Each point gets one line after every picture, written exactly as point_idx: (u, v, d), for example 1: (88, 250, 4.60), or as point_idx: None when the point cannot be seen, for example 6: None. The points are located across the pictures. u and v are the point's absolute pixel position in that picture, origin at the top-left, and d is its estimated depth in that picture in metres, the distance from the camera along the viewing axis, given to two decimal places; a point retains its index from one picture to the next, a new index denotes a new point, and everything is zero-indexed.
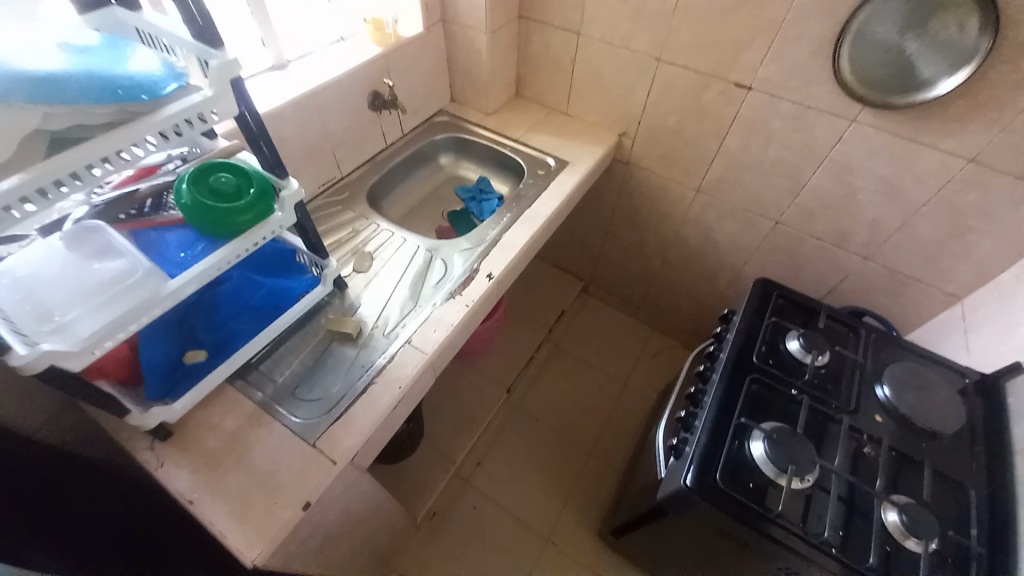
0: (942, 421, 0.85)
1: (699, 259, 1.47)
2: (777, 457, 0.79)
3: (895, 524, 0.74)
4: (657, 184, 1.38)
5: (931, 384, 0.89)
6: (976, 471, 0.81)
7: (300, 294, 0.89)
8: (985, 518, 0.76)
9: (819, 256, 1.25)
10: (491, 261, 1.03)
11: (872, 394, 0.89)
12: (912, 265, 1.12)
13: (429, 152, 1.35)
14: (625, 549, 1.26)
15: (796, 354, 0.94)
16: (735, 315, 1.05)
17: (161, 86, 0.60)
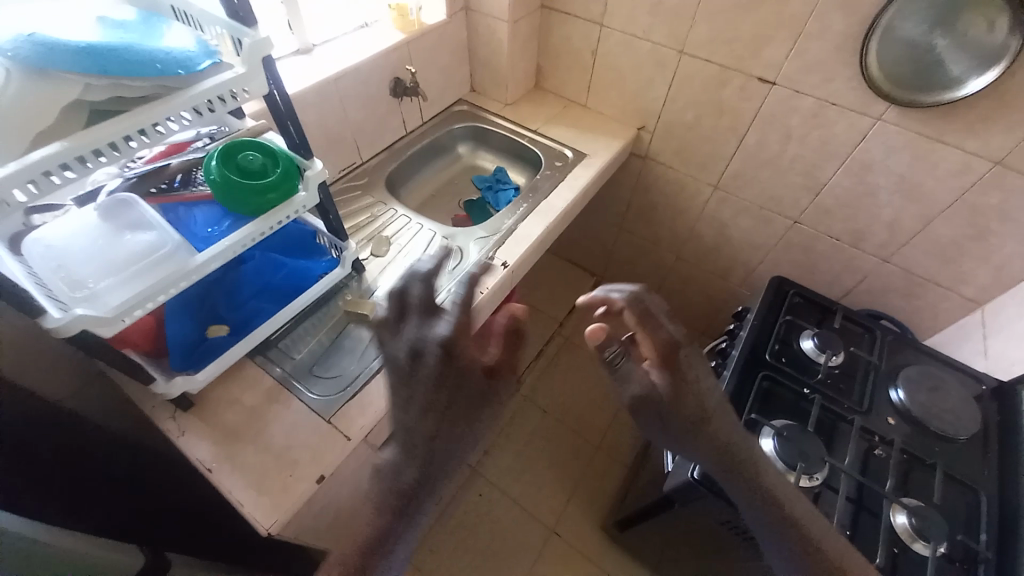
0: (955, 426, 0.84)
1: (713, 257, 1.47)
2: (786, 455, 0.79)
3: (904, 526, 0.74)
4: (674, 179, 1.38)
5: (947, 388, 0.88)
6: (989, 476, 0.80)
7: (318, 276, 0.91)
8: (996, 524, 0.75)
9: (836, 257, 1.24)
10: (506, 250, 1.04)
11: (885, 396, 0.89)
12: (931, 268, 1.11)
13: (447, 141, 1.36)
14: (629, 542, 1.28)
15: (809, 353, 0.93)
16: (749, 312, 1.04)
17: (195, 62, 0.62)
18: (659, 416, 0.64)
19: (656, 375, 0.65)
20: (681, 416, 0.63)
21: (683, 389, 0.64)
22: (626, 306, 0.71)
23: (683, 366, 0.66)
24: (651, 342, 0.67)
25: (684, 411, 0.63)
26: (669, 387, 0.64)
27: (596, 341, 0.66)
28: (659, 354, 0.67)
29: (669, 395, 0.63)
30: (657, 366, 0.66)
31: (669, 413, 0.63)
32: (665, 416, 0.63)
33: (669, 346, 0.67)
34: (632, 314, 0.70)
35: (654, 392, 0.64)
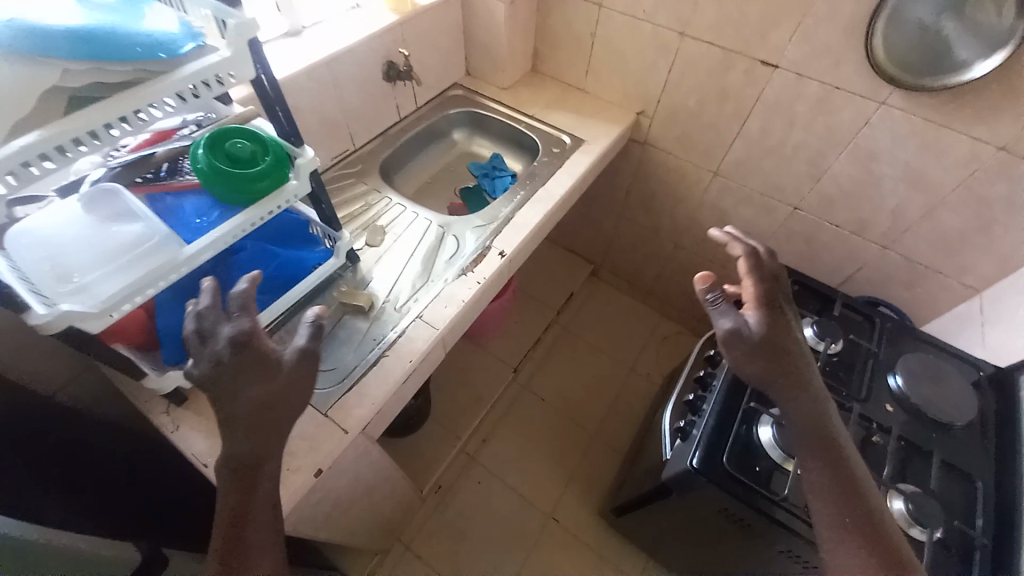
0: (952, 413, 0.84)
1: (712, 245, 1.45)
2: (785, 443, 0.80)
3: (901, 512, 0.74)
4: (674, 166, 1.35)
5: (946, 376, 0.88)
6: (985, 463, 0.81)
7: (312, 266, 0.89)
8: (991, 510, 0.76)
9: (837, 245, 1.22)
10: (504, 239, 1.02)
11: (884, 383, 0.89)
12: (932, 256, 1.10)
13: (443, 127, 1.33)
14: (626, 528, 1.29)
15: (809, 341, 0.93)
16: None
17: (178, 45, 0.59)
18: (750, 352, 0.72)
19: (754, 315, 0.74)
20: (767, 353, 0.71)
21: (773, 331, 0.73)
22: (742, 257, 0.80)
23: (779, 313, 0.75)
24: (753, 289, 0.77)
25: (771, 347, 0.72)
26: (762, 327, 0.73)
27: (700, 284, 0.77)
28: (758, 299, 0.76)
29: (761, 334, 0.72)
30: (756, 308, 0.75)
31: (755, 347, 0.72)
32: (753, 348, 0.71)
33: (768, 295, 0.76)
34: (745, 264, 0.80)
35: (746, 328, 0.73)
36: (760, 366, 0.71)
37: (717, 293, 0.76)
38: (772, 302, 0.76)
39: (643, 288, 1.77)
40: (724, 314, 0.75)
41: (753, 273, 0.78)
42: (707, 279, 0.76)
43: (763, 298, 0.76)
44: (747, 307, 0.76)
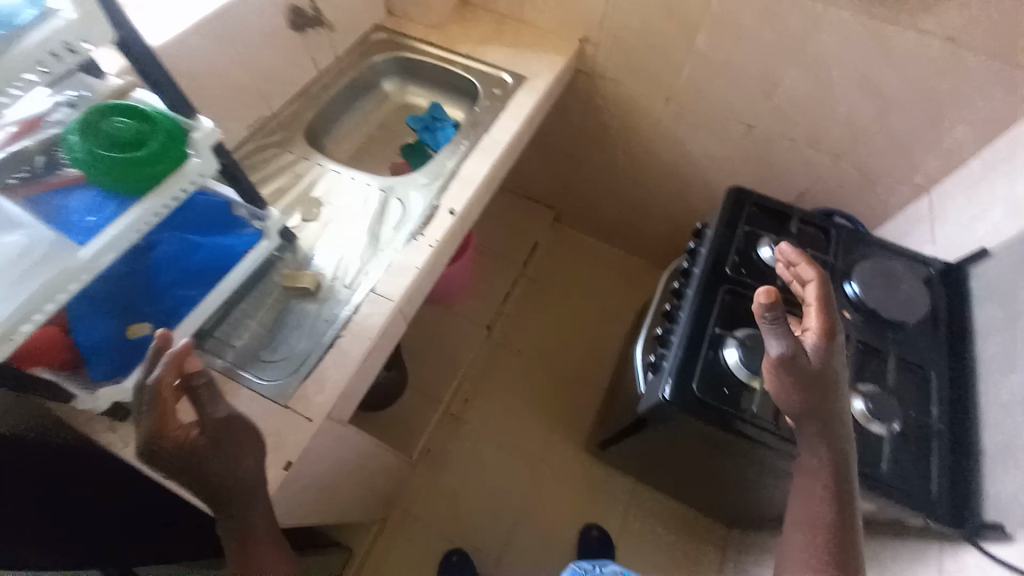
0: (906, 312, 0.87)
1: (670, 174, 1.41)
2: (750, 362, 0.81)
3: (861, 412, 0.77)
4: (624, 96, 1.28)
5: (901, 278, 0.90)
6: (938, 355, 0.85)
7: (242, 252, 0.81)
8: (943, 397, 0.81)
9: (792, 160, 1.20)
10: (451, 197, 0.95)
11: (840, 291, 0.90)
12: (884, 160, 1.09)
13: (370, 79, 1.20)
14: (614, 461, 1.35)
15: (768, 262, 0.92)
16: (708, 226, 1.01)
17: (13, 14, 0.47)
18: (796, 379, 0.66)
19: (814, 342, 0.68)
20: (816, 386, 0.67)
21: (828, 363, 0.68)
22: (815, 283, 0.72)
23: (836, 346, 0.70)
24: (821, 319, 0.69)
25: (821, 379, 0.67)
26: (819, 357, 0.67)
27: (761, 300, 0.63)
28: (824, 330, 0.68)
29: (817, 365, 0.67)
30: (818, 337, 0.68)
31: (806, 375, 0.66)
32: (805, 375, 0.66)
33: (833, 326, 0.69)
34: (816, 291, 0.71)
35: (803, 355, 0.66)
36: (808, 395, 0.67)
37: (778, 312, 0.64)
38: (835, 332, 0.69)
39: (607, 228, 1.74)
40: (778, 335, 0.65)
41: (826, 301, 0.70)
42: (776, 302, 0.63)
43: (829, 329, 0.68)
44: (809, 332, 0.69)
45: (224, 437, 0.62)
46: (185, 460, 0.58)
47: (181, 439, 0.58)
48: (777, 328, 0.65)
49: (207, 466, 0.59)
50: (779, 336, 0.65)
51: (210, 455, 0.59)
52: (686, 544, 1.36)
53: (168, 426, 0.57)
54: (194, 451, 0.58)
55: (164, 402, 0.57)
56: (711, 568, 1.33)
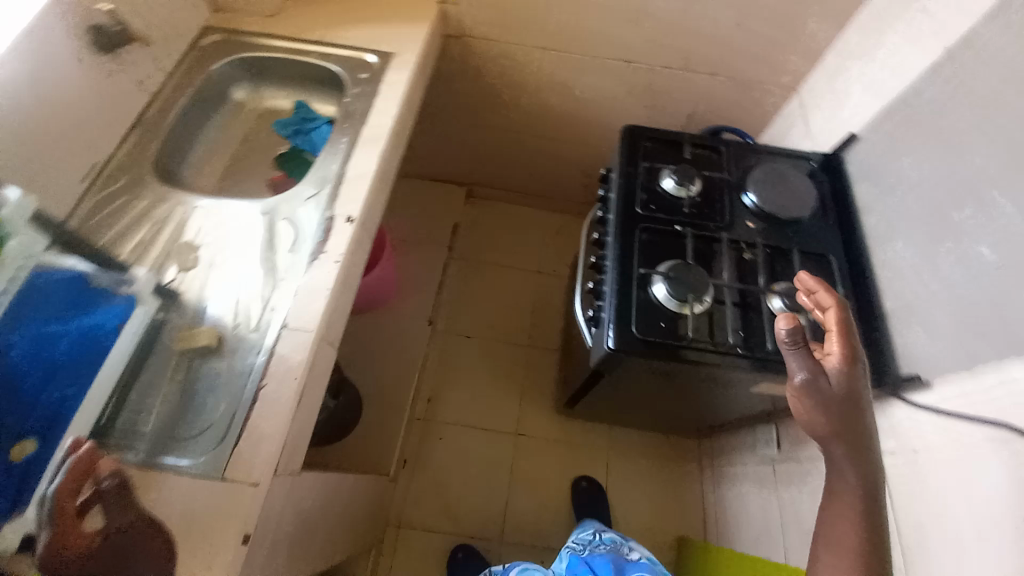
0: (800, 207, 0.93)
1: (567, 123, 1.40)
2: (677, 291, 0.83)
3: (780, 308, 0.84)
4: (501, 52, 1.22)
5: (789, 176, 0.96)
6: (835, 239, 0.92)
7: (116, 325, 0.72)
8: (847, 276, 0.89)
9: (674, 85, 1.22)
10: (345, 202, 0.86)
11: (741, 203, 0.95)
12: (754, 68, 1.14)
13: (215, 90, 1.05)
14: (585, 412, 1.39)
15: (672, 192, 0.95)
16: (611, 171, 1.01)
17: None
18: (824, 404, 0.66)
19: (836, 367, 0.67)
20: (841, 413, 0.66)
21: (853, 389, 0.66)
22: (833, 309, 0.72)
23: (862, 369, 0.69)
24: (843, 344, 0.69)
25: (847, 404, 0.66)
26: (842, 382, 0.67)
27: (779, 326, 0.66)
28: (847, 356, 0.68)
29: (842, 390, 0.66)
30: (840, 362, 0.68)
31: (831, 400, 0.66)
32: (828, 399, 0.66)
33: (853, 351, 0.69)
34: (835, 316, 0.71)
35: (824, 379, 0.66)
36: (834, 419, 0.65)
37: (795, 338, 0.66)
38: (859, 360, 0.68)
39: (521, 190, 1.72)
40: (798, 361, 0.67)
41: (846, 327, 0.69)
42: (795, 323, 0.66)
43: (851, 353, 0.68)
44: (831, 357, 0.68)
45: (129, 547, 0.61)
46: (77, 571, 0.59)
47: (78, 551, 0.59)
48: (800, 351, 0.66)
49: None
50: (797, 357, 0.66)
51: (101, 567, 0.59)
52: (665, 463, 1.46)
53: (69, 536, 0.60)
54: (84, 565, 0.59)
55: (62, 516, 0.60)
56: (691, 476, 1.44)
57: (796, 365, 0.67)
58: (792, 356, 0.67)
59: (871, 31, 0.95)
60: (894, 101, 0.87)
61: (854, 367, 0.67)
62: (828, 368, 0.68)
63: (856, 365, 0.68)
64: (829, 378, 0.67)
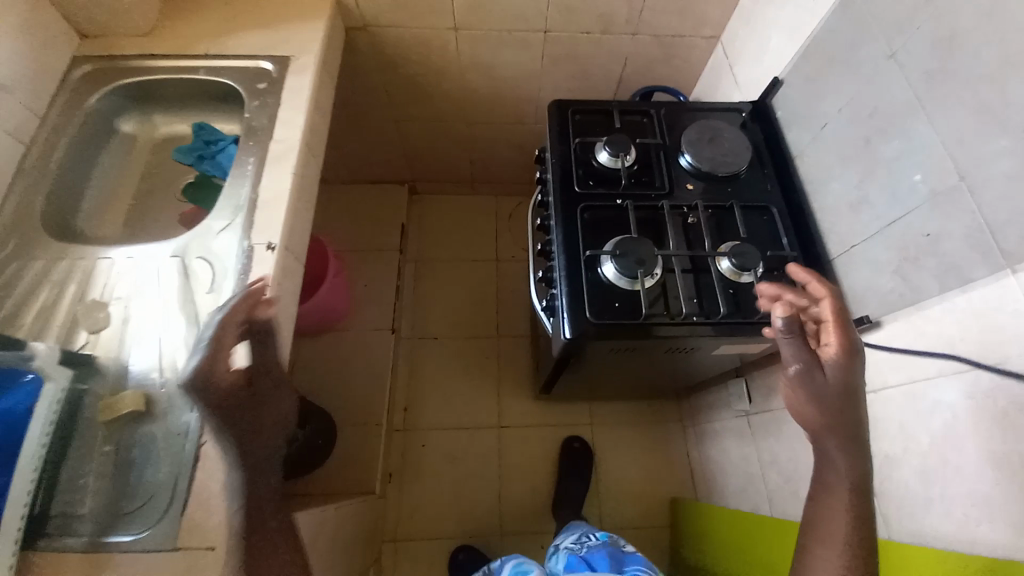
0: (735, 161, 0.92)
1: (498, 104, 1.34)
2: (627, 269, 0.81)
3: (729, 269, 0.83)
4: (412, 39, 1.15)
5: (722, 132, 0.94)
6: (774, 189, 0.92)
7: (27, 408, 0.64)
8: (791, 225, 0.88)
9: (598, 51, 1.18)
10: (263, 229, 0.80)
11: (678, 165, 0.93)
12: (673, 22, 1.11)
13: (100, 125, 0.96)
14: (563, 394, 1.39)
15: (608, 165, 0.92)
16: (544, 151, 0.97)
17: None
18: (822, 397, 0.61)
19: (833, 358, 0.62)
20: (841, 409, 0.61)
21: (854, 382, 0.61)
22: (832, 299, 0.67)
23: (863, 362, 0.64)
24: (845, 336, 0.64)
25: (846, 397, 0.61)
26: (842, 375, 0.61)
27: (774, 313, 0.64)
28: (849, 347, 0.63)
29: (843, 382, 0.61)
30: (838, 354, 0.62)
31: (829, 393, 0.61)
32: (826, 392, 0.61)
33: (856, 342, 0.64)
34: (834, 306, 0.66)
35: (821, 371, 0.62)
36: (834, 415, 0.60)
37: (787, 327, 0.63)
38: (861, 352, 0.62)
39: (465, 179, 1.66)
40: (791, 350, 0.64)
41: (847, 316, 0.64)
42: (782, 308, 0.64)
43: (855, 345, 0.63)
44: (829, 348, 0.63)
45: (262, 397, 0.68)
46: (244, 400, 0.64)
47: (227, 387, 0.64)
48: (790, 338, 0.64)
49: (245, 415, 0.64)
50: (785, 344, 0.63)
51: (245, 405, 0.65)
52: (649, 429, 1.47)
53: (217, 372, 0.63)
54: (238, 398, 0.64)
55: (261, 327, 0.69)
56: (675, 437, 1.46)
57: (787, 353, 0.64)
58: (782, 344, 0.64)
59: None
60: (810, 39, 0.86)
61: (858, 359, 0.62)
62: (826, 362, 0.63)
63: (859, 358, 0.63)
64: (826, 372, 0.62)
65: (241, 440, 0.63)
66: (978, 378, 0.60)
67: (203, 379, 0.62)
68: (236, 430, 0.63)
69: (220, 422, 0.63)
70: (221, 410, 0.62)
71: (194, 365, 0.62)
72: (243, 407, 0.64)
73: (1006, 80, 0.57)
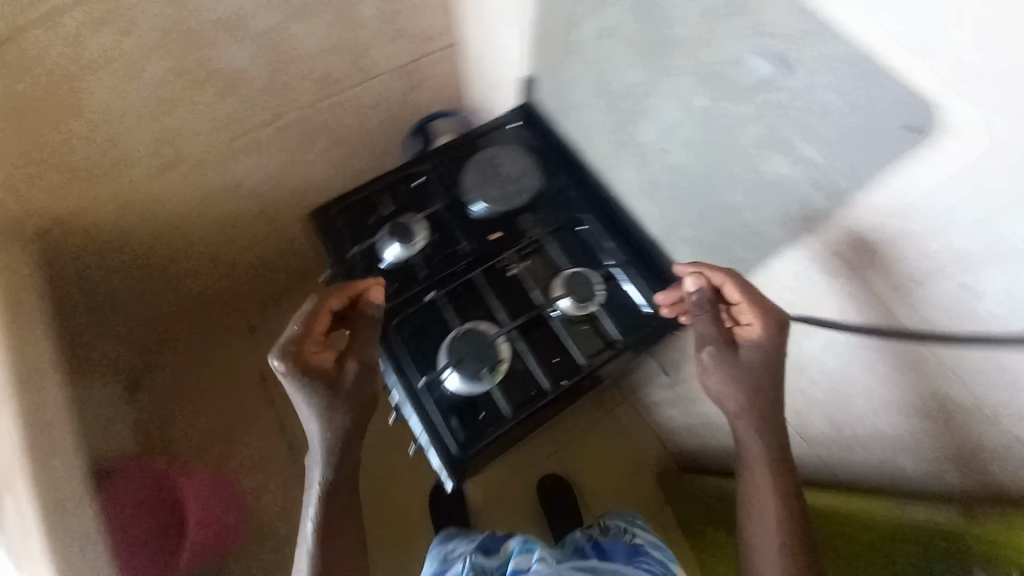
0: (525, 184, 0.82)
1: (269, 217, 1.09)
2: (472, 373, 0.71)
3: (571, 308, 0.75)
4: (124, 216, 0.89)
5: (497, 158, 0.84)
6: (577, 191, 0.83)
7: None
8: (608, 225, 0.81)
9: (345, 116, 0.99)
10: None
11: (472, 218, 0.81)
12: (402, 52, 0.93)
13: None
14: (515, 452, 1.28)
15: (401, 258, 0.78)
16: (324, 276, 0.79)
17: None
18: (734, 378, 0.60)
19: (751, 339, 0.60)
20: (755, 389, 0.60)
21: (769, 364, 0.60)
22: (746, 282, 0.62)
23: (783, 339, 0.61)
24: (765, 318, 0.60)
25: (759, 379, 0.60)
26: (756, 359, 0.60)
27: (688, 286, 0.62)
28: (768, 331, 0.60)
29: (758, 366, 0.60)
30: (756, 334, 0.60)
31: (742, 375, 0.60)
32: (739, 375, 0.60)
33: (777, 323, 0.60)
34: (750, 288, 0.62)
35: (732, 353, 0.61)
36: (746, 397, 0.60)
37: (699, 301, 0.62)
38: (781, 331, 0.59)
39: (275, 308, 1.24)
40: (706, 327, 0.62)
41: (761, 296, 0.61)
42: (699, 279, 0.62)
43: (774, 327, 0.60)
44: (747, 327, 0.61)
45: (359, 370, 0.64)
46: (329, 386, 0.63)
47: (317, 366, 0.63)
48: (710, 313, 0.62)
49: (343, 395, 0.63)
50: (700, 318, 0.62)
51: (343, 384, 0.63)
52: (614, 426, 1.28)
53: (305, 352, 0.63)
54: (331, 377, 0.63)
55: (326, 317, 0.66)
56: None
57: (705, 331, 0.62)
58: (700, 320, 0.62)
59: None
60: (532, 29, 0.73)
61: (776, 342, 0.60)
62: (744, 341, 0.61)
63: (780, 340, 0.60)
64: (744, 351, 0.61)
65: (325, 410, 0.62)
66: (853, 331, 0.57)
67: (293, 360, 0.62)
68: (336, 409, 0.63)
69: (320, 398, 0.62)
70: (304, 388, 0.62)
71: (283, 350, 0.62)
72: (335, 393, 0.63)
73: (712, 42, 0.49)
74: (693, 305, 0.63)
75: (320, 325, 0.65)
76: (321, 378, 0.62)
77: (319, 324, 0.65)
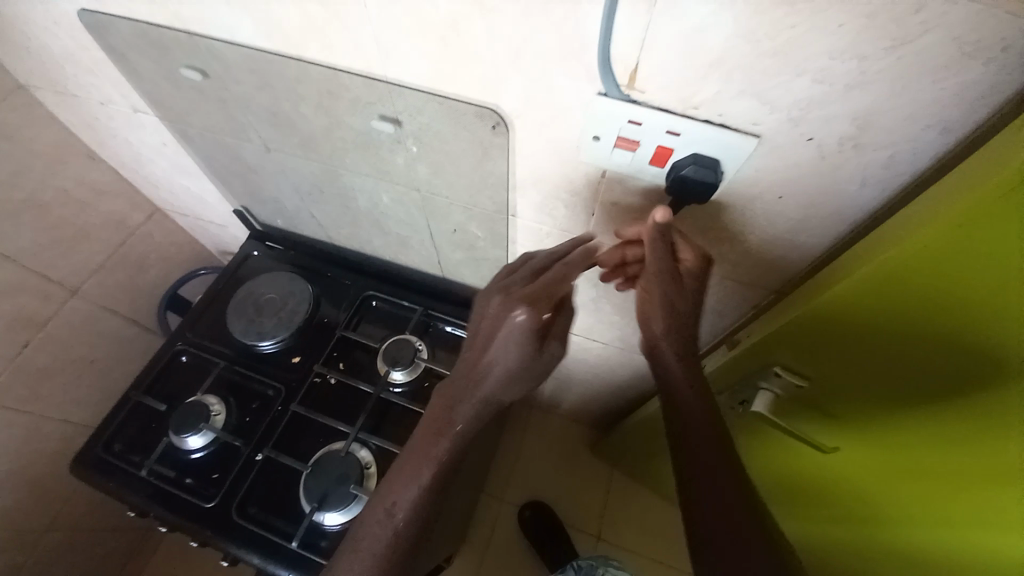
0: (297, 294, 0.79)
1: (50, 499, 0.87)
2: (342, 501, 0.65)
3: (404, 375, 0.73)
4: None
5: (257, 288, 0.79)
6: (350, 274, 0.82)
7: None
8: (394, 285, 0.81)
9: (76, 341, 0.84)
10: None
11: (264, 357, 0.76)
12: (103, 246, 0.84)
13: None
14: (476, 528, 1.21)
15: (207, 442, 0.70)
16: (133, 510, 0.68)
17: None
18: (687, 327, 0.47)
19: (700, 275, 0.47)
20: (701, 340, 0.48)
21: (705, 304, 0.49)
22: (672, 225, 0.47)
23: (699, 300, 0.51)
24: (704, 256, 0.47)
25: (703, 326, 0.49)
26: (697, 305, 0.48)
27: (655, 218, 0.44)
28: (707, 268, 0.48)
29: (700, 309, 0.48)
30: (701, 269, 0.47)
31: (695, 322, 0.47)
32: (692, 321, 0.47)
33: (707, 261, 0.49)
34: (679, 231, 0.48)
35: (687, 296, 0.47)
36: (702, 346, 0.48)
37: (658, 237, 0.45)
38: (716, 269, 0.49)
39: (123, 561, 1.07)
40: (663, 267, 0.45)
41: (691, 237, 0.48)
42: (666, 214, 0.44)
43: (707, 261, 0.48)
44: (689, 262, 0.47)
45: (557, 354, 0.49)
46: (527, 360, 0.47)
47: (536, 324, 0.46)
48: (661, 251, 0.45)
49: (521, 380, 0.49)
50: (660, 258, 0.45)
51: (536, 363, 0.48)
52: (539, 432, 1.30)
53: (537, 301, 0.45)
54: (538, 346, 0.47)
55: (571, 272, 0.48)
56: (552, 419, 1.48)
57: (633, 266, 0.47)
58: (657, 260, 0.45)
59: (96, 127, 0.73)
60: (217, 165, 0.72)
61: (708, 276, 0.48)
62: (688, 279, 0.47)
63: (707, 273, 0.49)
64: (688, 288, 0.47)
65: (503, 371, 0.47)
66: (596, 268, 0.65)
67: (519, 304, 0.45)
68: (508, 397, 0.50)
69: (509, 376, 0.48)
70: (504, 352, 0.46)
71: (519, 286, 0.47)
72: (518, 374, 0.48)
73: (344, 117, 0.55)
74: (652, 243, 0.45)
75: (554, 280, 0.47)
76: (529, 346, 0.46)
77: (553, 278, 0.47)
